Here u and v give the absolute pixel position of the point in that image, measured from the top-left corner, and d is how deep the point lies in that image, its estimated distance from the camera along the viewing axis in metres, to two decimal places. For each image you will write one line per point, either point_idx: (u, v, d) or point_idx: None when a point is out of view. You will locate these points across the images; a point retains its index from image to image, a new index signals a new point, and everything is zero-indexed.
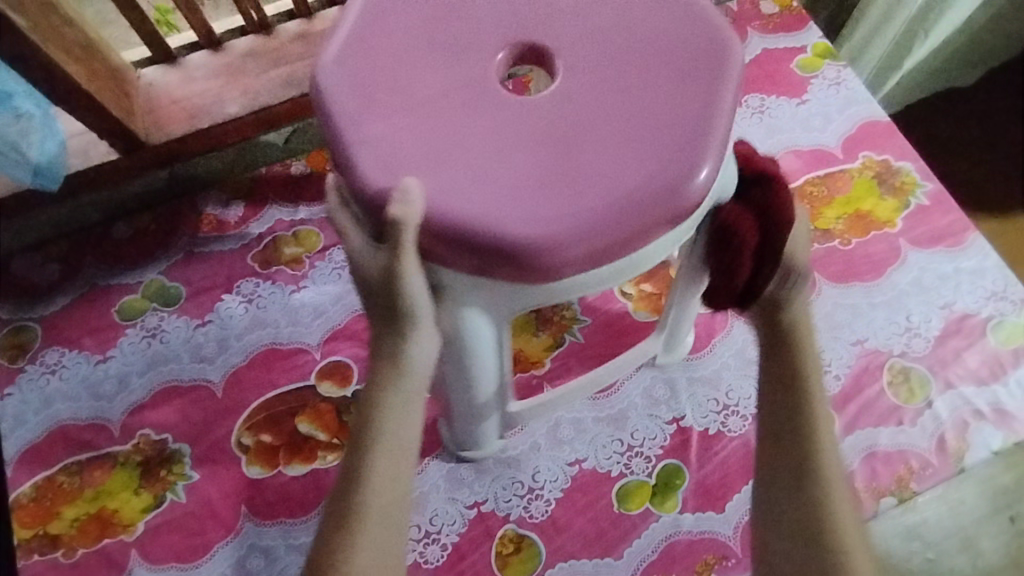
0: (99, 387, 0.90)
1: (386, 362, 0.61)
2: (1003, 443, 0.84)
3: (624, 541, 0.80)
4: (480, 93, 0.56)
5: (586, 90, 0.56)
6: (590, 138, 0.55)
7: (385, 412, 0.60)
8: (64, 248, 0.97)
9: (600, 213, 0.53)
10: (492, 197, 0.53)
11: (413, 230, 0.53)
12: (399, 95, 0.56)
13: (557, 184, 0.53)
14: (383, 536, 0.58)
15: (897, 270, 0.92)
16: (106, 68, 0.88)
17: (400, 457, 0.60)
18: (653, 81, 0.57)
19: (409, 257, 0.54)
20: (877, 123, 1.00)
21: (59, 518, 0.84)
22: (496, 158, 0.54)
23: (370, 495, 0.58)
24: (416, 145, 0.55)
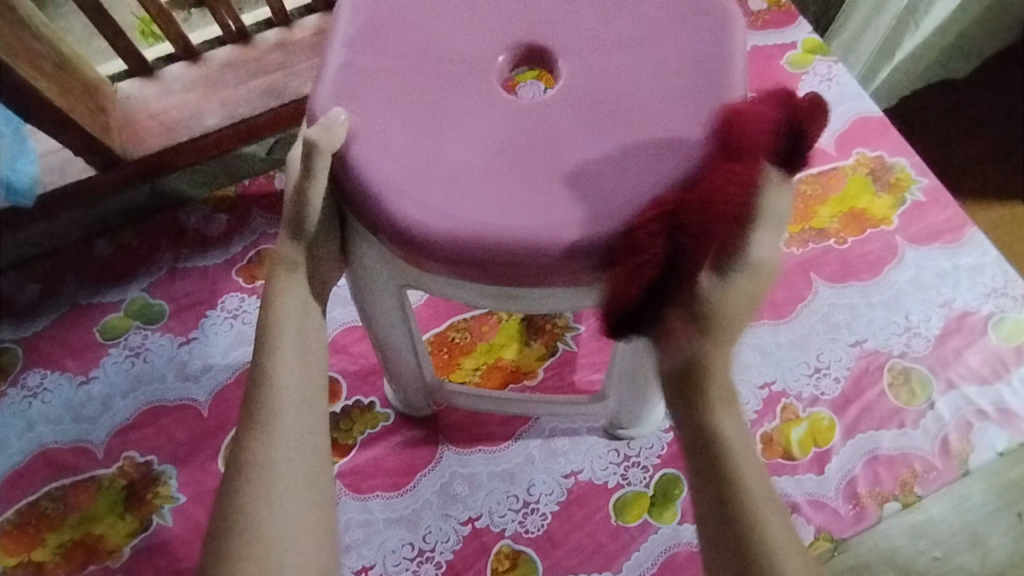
0: (82, 409, 0.88)
1: (273, 307, 0.58)
2: (1009, 443, 0.82)
3: (623, 554, 0.78)
4: (467, 97, 0.54)
5: (577, 101, 0.54)
6: (573, 151, 0.52)
7: (278, 361, 0.58)
8: (45, 267, 0.95)
9: (568, 234, 0.50)
10: (462, 212, 0.51)
11: (326, 155, 0.53)
12: (382, 102, 0.54)
13: (529, 202, 0.51)
14: (303, 477, 0.57)
15: (894, 269, 0.91)
16: (80, 83, 0.86)
17: (311, 399, 0.59)
18: (651, 91, 0.54)
19: (320, 181, 0.54)
20: (869, 119, 0.99)
21: (43, 545, 0.82)
22: (471, 174, 0.52)
23: (281, 442, 0.57)
24: (401, 141, 0.53)
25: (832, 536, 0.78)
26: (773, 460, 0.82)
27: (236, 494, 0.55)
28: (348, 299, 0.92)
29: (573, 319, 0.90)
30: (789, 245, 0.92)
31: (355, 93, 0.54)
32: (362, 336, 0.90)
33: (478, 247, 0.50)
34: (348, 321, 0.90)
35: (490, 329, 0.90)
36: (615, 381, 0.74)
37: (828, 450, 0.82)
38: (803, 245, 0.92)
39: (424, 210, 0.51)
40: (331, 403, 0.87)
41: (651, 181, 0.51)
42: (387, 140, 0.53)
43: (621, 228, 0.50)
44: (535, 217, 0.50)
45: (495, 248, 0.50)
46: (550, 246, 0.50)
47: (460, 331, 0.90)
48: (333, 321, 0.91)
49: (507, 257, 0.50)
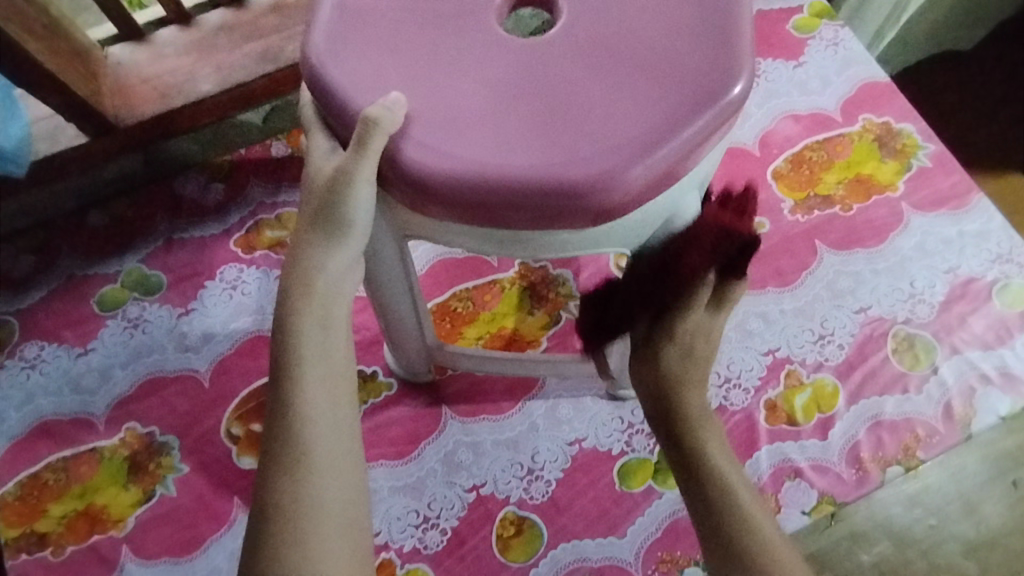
0: (82, 380, 0.87)
1: (299, 285, 0.56)
2: (1011, 408, 0.82)
3: (627, 519, 0.79)
4: (467, 41, 0.52)
5: (578, 40, 0.52)
6: (574, 87, 0.51)
7: (303, 339, 0.56)
8: (39, 238, 0.93)
9: (570, 169, 0.48)
10: (461, 149, 0.49)
11: (384, 135, 0.49)
12: (379, 42, 0.52)
13: (529, 138, 0.49)
14: (333, 465, 0.54)
15: (899, 235, 0.90)
16: (71, 47, 0.84)
17: (336, 381, 0.56)
18: (654, 31, 0.52)
19: (369, 163, 0.50)
20: (876, 84, 0.97)
21: (46, 515, 0.81)
22: (468, 109, 0.50)
23: (314, 419, 0.55)
24: (396, 81, 0.51)
25: (835, 500, 0.79)
26: (778, 426, 0.82)
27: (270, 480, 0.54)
28: None
29: (576, 288, 0.89)
30: (793, 213, 0.91)
31: (352, 32, 0.53)
32: (365, 306, 0.89)
33: (476, 184, 0.49)
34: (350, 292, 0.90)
35: (493, 298, 0.89)
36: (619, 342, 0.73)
37: (832, 415, 0.82)
38: (808, 213, 0.91)
39: (422, 146, 0.50)
40: None
41: (654, 117, 0.49)
42: (385, 76, 0.51)
43: (623, 163, 0.48)
44: (533, 153, 0.49)
45: (494, 185, 0.49)
46: (551, 183, 0.48)
47: (462, 300, 0.89)
48: None
49: (507, 194, 0.49)
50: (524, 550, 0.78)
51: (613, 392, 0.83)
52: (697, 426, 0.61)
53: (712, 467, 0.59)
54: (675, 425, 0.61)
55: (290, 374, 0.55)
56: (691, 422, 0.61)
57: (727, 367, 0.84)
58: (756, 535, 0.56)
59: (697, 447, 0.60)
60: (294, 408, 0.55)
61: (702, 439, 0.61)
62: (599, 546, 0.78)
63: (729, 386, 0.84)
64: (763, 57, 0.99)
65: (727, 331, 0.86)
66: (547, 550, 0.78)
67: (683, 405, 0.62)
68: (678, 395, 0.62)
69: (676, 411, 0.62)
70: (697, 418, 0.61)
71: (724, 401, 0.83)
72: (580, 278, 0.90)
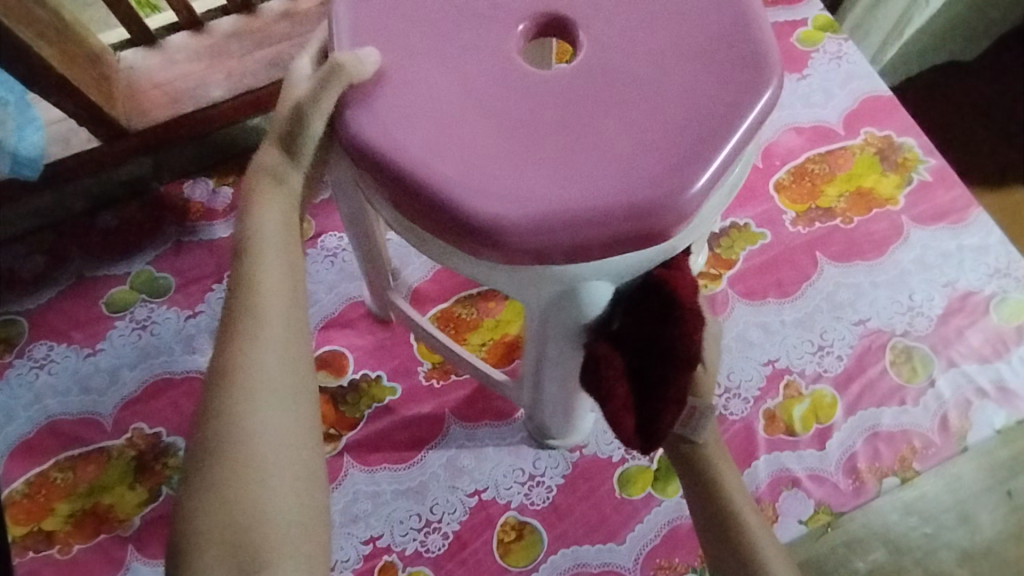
0: (90, 380, 0.88)
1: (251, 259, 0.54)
2: (1006, 420, 0.83)
3: (627, 525, 0.80)
4: (493, 72, 0.53)
5: (592, 79, 0.52)
6: (578, 127, 0.51)
7: (249, 311, 0.53)
8: (50, 239, 0.94)
9: (564, 210, 0.49)
10: (478, 182, 0.50)
11: (342, 83, 0.52)
12: (406, 69, 0.53)
13: (526, 176, 0.50)
14: (279, 422, 0.51)
15: (899, 248, 0.91)
16: (84, 52, 0.85)
17: (289, 336, 0.53)
18: (669, 76, 0.52)
19: (324, 105, 0.52)
20: (879, 98, 0.98)
21: (53, 514, 0.82)
22: (472, 142, 0.51)
23: (255, 395, 0.51)
24: (419, 108, 0.52)
25: (832, 510, 0.80)
26: (776, 435, 0.83)
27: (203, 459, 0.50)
28: (355, 276, 0.92)
29: None
30: (795, 225, 0.92)
31: (376, 58, 0.54)
32: (370, 311, 0.90)
33: (486, 216, 0.49)
34: (356, 296, 0.91)
35: (497, 305, 0.90)
36: (557, 396, 0.72)
37: (830, 426, 0.83)
38: (809, 225, 0.92)
39: (419, 176, 0.50)
40: (338, 376, 0.87)
41: (657, 165, 0.50)
42: (397, 102, 0.52)
43: (620, 208, 0.49)
44: (549, 189, 0.49)
45: (500, 218, 0.49)
46: (544, 221, 0.49)
47: (467, 306, 0.90)
48: (341, 296, 0.91)
49: (497, 227, 0.49)
50: (525, 555, 0.79)
51: (550, 441, 0.83)
52: (720, 475, 0.65)
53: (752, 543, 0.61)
54: (705, 477, 0.64)
55: (243, 324, 0.52)
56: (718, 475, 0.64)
57: (728, 377, 0.86)
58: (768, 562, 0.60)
59: (723, 495, 0.64)
60: (241, 357, 0.51)
61: (741, 517, 0.63)
62: (598, 551, 0.79)
63: (729, 395, 0.85)
64: None
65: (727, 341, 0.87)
66: (547, 555, 0.79)
67: (710, 457, 0.65)
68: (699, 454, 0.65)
69: (722, 495, 0.64)
70: (721, 463, 0.65)
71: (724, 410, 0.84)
72: None
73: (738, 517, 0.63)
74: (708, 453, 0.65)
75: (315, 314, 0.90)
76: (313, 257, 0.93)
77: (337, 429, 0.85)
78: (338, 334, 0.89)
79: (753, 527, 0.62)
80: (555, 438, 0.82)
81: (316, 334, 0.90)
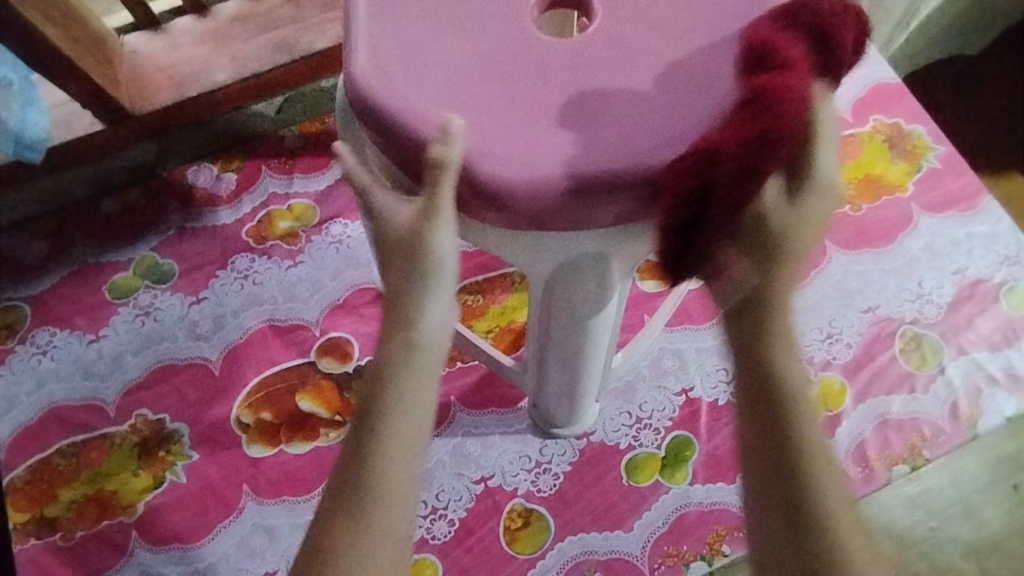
0: (93, 366, 0.87)
1: (398, 336, 0.54)
2: (1017, 409, 0.83)
3: (634, 513, 0.79)
4: (506, 37, 0.52)
5: (603, 51, 0.52)
6: (587, 95, 0.50)
7: (392, 393, 0.54)
8: (53, 225, 0.93)
9: (568, 179, 0.48)
10: (491, 147, 0.49)
11: (452, 174, 0.48)
12: (418, 31, 0.52)
13: (532, 142, 0.49)
14: (399, 485, 0.54)
15: (908, 235, 0.90)
16: (88, 34, 0.84)
17: (415, 430, 0.54)
18: (680, 48, 0.51)
19: (443, 206, 0.50)
20: (888, 85, 0.98)
21: (56, 500, 0.82)
22: (478, 109, 0.50)
23: (385, 474, 0.53)
24: (431, 71, 0.51)
25: None
26: None
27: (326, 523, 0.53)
28: (360, 262, 0.92)
29: None
30: None
31: (389, 20, 0.53)
32: (376, 298, 0.90)
33: (499, 183, 0.49)
34: (362, 283, 0.90)
35: (504, 291, 0.89)
36: (555, 382, 0.72)
37: (839, 413, 0.83)
38: None
39: (425, 145, 0.50)
40: (343, 363, 0.87)
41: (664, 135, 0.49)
42: (403, 68, 0.51)
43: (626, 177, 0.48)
44: (563, 156, 0.49)
45: (514, 183, 0.49)
46: (549, 189, 0.49)
47: (473, 292, 0.89)
48: (346, 282, 0.90)
49: (506, 193, 0.49)
50: (531, 542, 0.78)
51: (545, 430, 0.82)
52: (796, 399, 0.52)
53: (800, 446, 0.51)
54: (773, 402, 0.52)
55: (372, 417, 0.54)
56: (789, 395, 0.52)
57: None
58: (819, 498, 0.50)
59: (792, 433, 0.52)
60: (376, 431, 0.53)
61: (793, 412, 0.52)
62: (605, 539, 0.78)
63: None
64: None
65: None
66: (554, 543, 0.78)
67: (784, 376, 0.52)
68: (768, 356, 0.53)
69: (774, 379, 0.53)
70: (795, 385, 0.53)
71: (732, 397, 0.84)
72: None
73: (808, 465, 0.51)
74: (781, 368, 0.52)
75: (319, 300, 0.90)
76: (318, 244, 0.92)
77: (342, 416, 0.85)
78: (344, 320, 0.89)
79: (825, 484, 0.51)
80: (556, 427, 0.81)
81: (321, 320, 0.89)
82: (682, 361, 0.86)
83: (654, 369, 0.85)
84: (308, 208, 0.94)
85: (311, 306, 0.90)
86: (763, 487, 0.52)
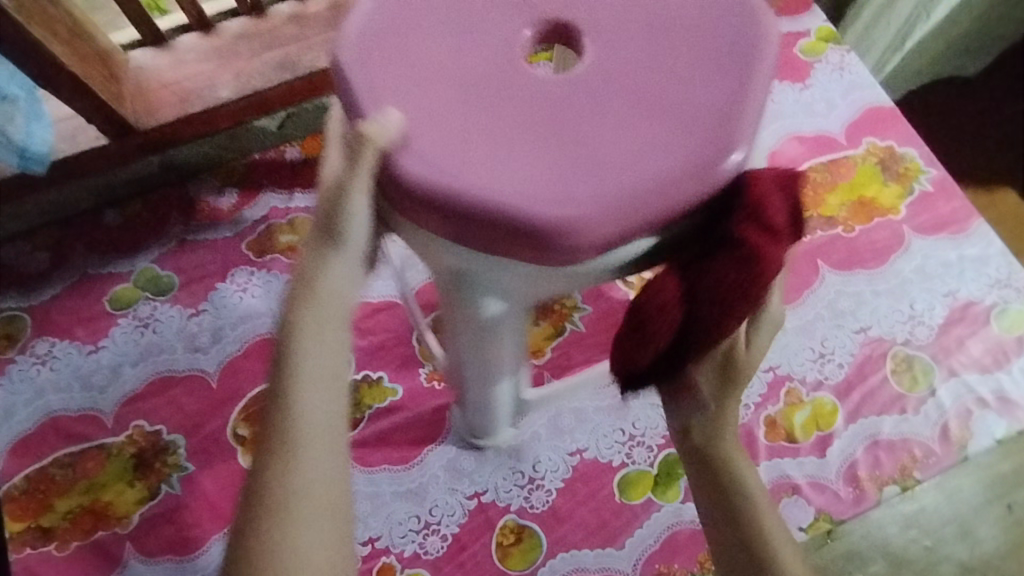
0: (91, 377, 0.88)
1: (300, 303, 0.52)
2: (1007, 431, 0.83)
3: (626, 531, 0.80)
4: (499, 54, 0.51)
5: (593, 74, 0.50)
6: (568, 119, 0.49)
7: (303, 364, 0.52)
8: (54, 236, 0.95)
9: (537, 205, 0.47)
10: (474, 169, 0.48)
11: (380, 151, 0.48)
12: (408, 48, 0.51)
13: (507, 164, 0.48)
14: (319, 459, 0.51)
15: (901, 257, 0.91)
16: (95, 51, 0.86)
17: (331, 408, 0.52)
18: (668, 71, 0.50)
19: (364, 176, 0.49)
20: (881, 108, 0.99)
21: (51, 510, 0.82)
22: (463, 129, 0.49)
23: (302, 452, 0.51)
24: (420, 91, 0.50)
25: (832, 518, 0.80)
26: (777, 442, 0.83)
27: (251, 514, 0.51)
28: None
29: (581, 299, 0.90)
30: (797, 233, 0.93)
31: (376, 37, 0.51)
32: (373, 312, 0.91)
33: (483, 206, 0.48)
34: (359, 297, 0.91)
35: None
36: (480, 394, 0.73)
37: (830, 433, 0.83)
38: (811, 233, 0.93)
39: (407, 163, 0.49)
40: None
41: (644, 167, 0.48)
42: (389, 86, 0.50)
43: (596, 204, 0.47)
44: (553, 182, 0.48)
45: (497, 208, 0.48)
46: (516, 212, 0.47)
47: None
48: None
49: (492, 217, 0.48)
50: (524, 558, 0.79)
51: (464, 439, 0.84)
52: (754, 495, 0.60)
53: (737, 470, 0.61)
54: (720, 482, 0.60)
55: (287, 413, 0.51)
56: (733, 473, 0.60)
57: None
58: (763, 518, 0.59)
59: (733, 490, 0.60)
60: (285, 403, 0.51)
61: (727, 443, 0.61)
62: (597, 557, 0.79)
63: None
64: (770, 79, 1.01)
65: None
66: (547, 559, 0.79)
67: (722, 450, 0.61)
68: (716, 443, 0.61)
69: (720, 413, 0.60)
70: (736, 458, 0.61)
71: None
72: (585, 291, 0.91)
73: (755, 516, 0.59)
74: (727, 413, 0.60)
75: None
76: None
77: None
78: None
79: (764, 512, 0.60)
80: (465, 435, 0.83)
81: None
82: None
83: (648, 388, 0.86)
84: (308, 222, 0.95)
85: None
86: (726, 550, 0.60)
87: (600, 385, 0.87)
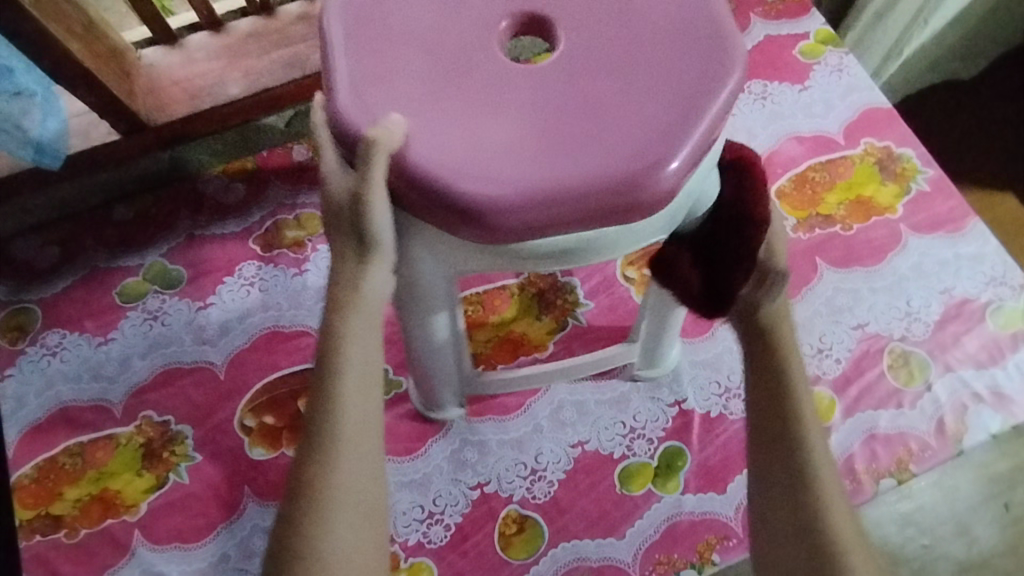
0: (101, 368, 0.90)
1: (343, 288, 0.57)
2: (1002, 426, 0.85)
3: (626, 522, 0.81)
4: (480, 58, 0.55)
5: (552, 75, 0.54)
6: (522, 109, 0.53)
7: (347, 341, 0.57)
8: (65, 230, 0.96)
9: (481, 184, 0.51)
10: (437, 149, 0.52)
11: (386, 153, 0.51)
12: (396, 45, 0.55)
13: (463, 147, 0.52)
14: (361, 420, 0.57)
15: (898, 255, 0.93)
16: (106, 48, 0.87)
17: (371, 382, 0.58)
18: (633, 74, 0.54)
19: (377, 181, 0.51)
20: (878, 109, 1.01)
21: (61, 499, 0.84)
22: (435, 116, 0.53)
23: (346, 415, 0.56)
24: (404, 82, 0.54)
25: None
26: None
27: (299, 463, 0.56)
28: None
29: (583, 295, 0.92)
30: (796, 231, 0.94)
31: (367, 33, 0.55)
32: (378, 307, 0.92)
33: (440, 180, 0.51)
34: None
35: (503, 303, 0.92)
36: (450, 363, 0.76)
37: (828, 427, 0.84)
38: (810, 231, 0.94)
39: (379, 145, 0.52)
40: None
41: (589, 156, 0.51)
42: (374, 77, 0.54)
43: (534, 186, 0.51)
44: (513, 165, 0.51)
45: (455, 182, 0.51)
46: (457, 188, 0.51)
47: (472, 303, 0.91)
48: None
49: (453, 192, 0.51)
50: (525, 548, 0.80)
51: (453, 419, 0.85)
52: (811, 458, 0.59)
53: (800, 426, 0.59)
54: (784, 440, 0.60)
55: (330, 370, 0.57)
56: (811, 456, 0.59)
57: (727, 377, 0.88)
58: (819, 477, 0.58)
59: (814, 501, 0.58)
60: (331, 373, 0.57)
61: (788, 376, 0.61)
62: (598, 547, 0.80)
63: (729, 396, 0.87)
64: (769, 80, 1.03)
65: (727, 342, 0.90)
66: (548, 549, 0.80)
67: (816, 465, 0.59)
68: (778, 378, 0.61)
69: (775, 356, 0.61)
70: (812, 439, 0.60)
71: (724, 410, 0.86)
72: (587, 287, 0.92)
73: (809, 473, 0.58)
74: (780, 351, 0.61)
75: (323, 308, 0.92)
76: (322, 253, 0.95)
77: None
78: None
79: (829, 501, 0.58)
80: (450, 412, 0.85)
81: None
82: (675, 374, 0.88)
83: (648, 381, 0.88)
84: (314, 218, 0.97)
85: (314, 314, 0.92)
86: (770, 519, 0.60)
87: (601, 379, 0.88)
